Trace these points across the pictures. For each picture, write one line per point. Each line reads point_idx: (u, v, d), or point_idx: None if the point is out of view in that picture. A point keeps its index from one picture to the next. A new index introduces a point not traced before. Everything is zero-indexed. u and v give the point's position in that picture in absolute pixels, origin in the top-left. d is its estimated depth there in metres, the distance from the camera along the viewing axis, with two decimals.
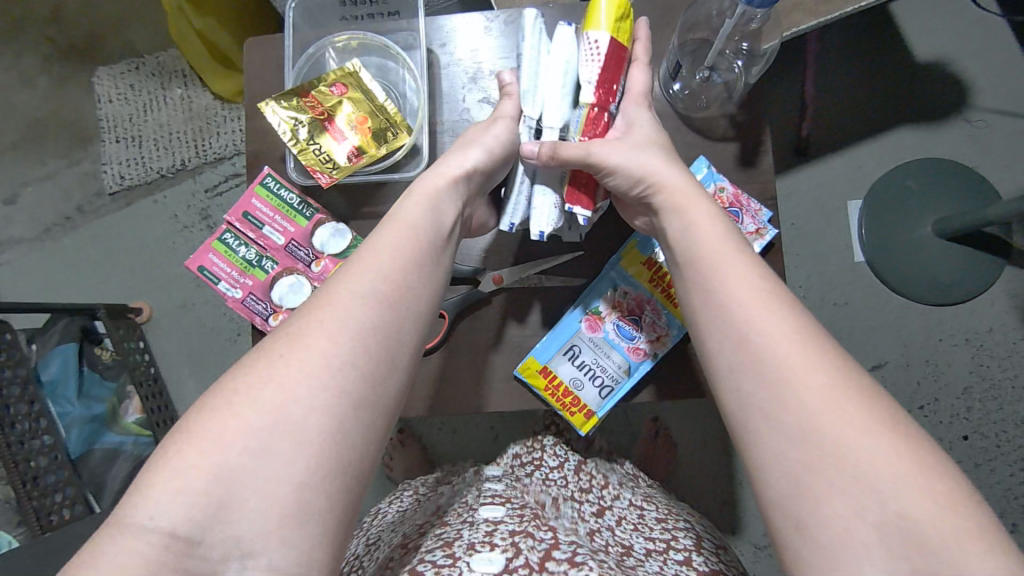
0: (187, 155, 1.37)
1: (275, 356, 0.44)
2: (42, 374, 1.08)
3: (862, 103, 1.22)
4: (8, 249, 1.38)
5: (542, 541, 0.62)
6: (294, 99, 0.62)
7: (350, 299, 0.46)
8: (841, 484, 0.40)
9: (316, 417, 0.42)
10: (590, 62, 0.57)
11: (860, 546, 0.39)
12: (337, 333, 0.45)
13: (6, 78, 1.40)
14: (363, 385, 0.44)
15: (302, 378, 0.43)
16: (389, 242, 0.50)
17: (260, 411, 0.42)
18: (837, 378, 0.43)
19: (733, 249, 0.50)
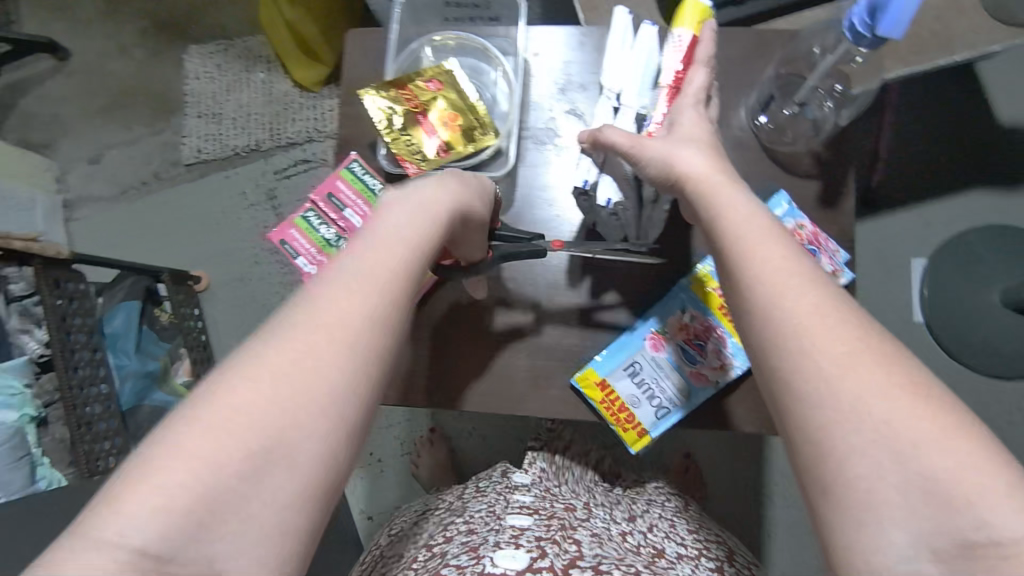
0: (262, 136, 1.42)
1: (263, 373, 0.37)
2: (105, 325, 1.12)
3: (937, 159, 1.19)
4: (85, 205, 1.45)
5: (567, 550, 0.60)
6: (391, 90, 0.65)
7: (351, 316, 0.40)
8: (860, 445, 0.36)
9: (309, 446, 0.36)
10: (670, 52, 0.61)
11: (884, 510, 0.35)
12: (343, 347, 0.39)
13: (106, 46, 1.49)
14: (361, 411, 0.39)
15: (294, 396, 0.37)
16: (390, 247, 0.44)
17: (247, 435, 0.35)
18: (857, 338, 0.39)
19: (761, 232, 0.46)
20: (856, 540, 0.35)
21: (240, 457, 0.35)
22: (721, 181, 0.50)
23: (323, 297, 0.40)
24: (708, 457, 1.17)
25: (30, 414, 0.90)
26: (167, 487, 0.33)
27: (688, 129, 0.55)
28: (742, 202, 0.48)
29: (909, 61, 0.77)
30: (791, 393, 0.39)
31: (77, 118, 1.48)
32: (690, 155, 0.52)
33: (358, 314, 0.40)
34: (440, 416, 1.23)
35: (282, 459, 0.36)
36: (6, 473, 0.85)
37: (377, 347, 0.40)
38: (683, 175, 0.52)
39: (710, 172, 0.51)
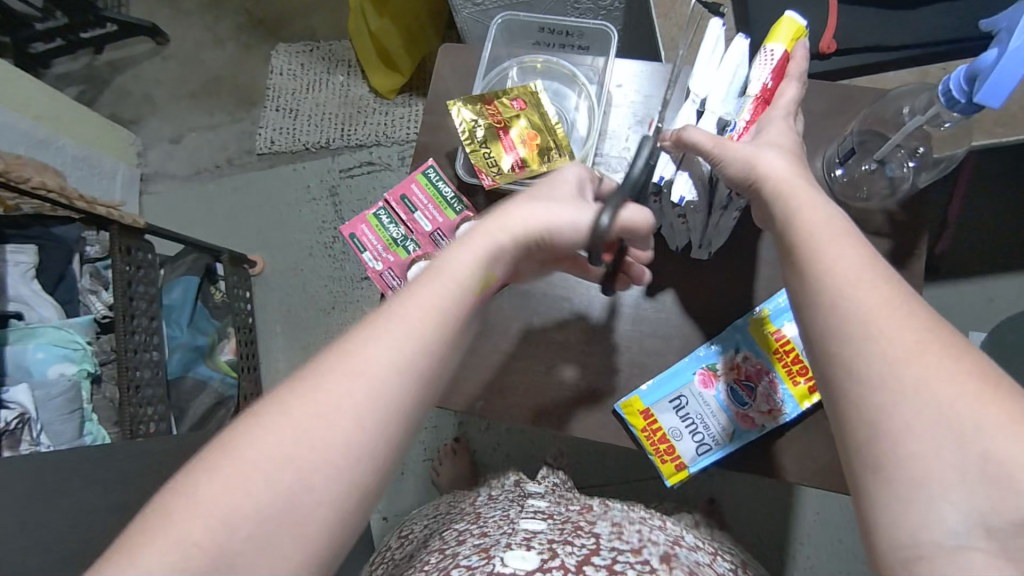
0: (333, 135, 1.47)
1: (300, 431, 0.40)
2: (166, 295, 1.18)
3: (1008, 235, 1.16)
4: (161, 181, 1.53)
5: (582, 546, 0.56)
6: (478, 104, 0.68)
7: (379, 367, 0.42)
8: (918, 425, 0.37)
9: (322, 509, 0.39)
10: (763, 64, 0.61)
11: (938, 486, 0.36)
12: (369, 398, 0.41)
13: (202, 36, 1.58)
14: (377, 474, 0.42)
15: (321, 446, 0.40)
16: (434, 301, 0.46)
17: (271, 492, 0.38)
18: (923, 323, 0.39)
19: (835, 231, 0.45)
20: (903, 516, 0.36)
21: (271, 500, 0.38)
22: (798, 182, 0.51)
23: (358, 344, 0.43)
24: (734, 508, 1.15)
25: (88, 370, 0.94)
26: (189, 532, 0.37)
27: (774, 135, 0.56)
28: (821, 204, 0.48)
29: (994, 132, 0.75)
30: (851, 373, 0.39)
31: (165, 99, 1.56)
32: (767, 159, 0.53)
33: (386, 362, 0.43)
34: (467, 427, 1.23)
35: (294, 521, 0.38)
36: (59, 423, 0.89)
37: (402, 398, 0.43)
38: (763, 174, 0.52)
39: (789, 175, 0.51)
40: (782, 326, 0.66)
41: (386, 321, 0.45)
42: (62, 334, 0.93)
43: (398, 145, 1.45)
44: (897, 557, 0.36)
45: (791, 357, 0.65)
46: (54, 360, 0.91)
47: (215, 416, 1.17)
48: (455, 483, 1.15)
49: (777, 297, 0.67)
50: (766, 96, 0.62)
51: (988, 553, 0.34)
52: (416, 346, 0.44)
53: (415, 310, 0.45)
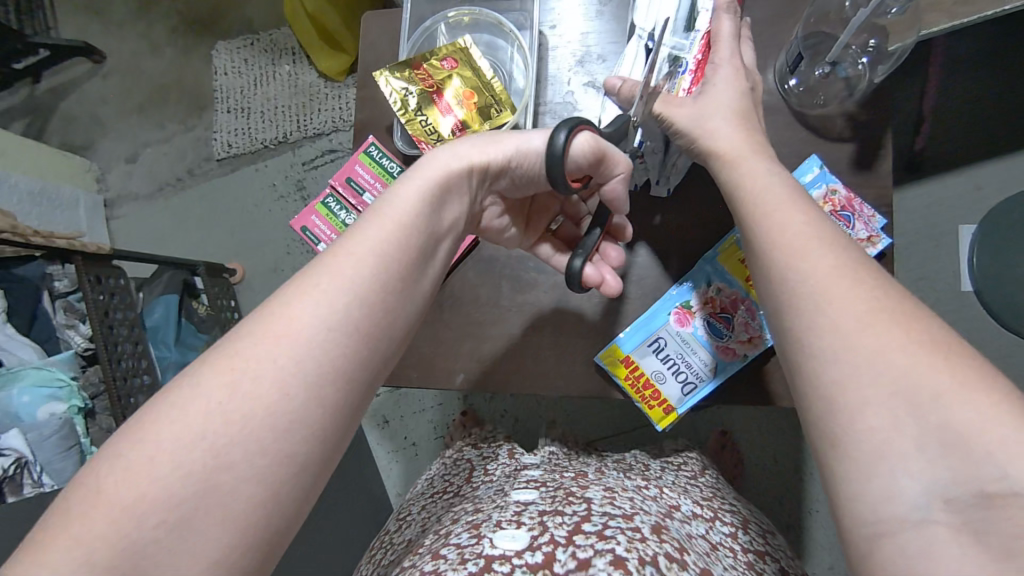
0: (290, 128, 1.43)
1: (212, 397, 0.37)
2: (146, 319, 1.15)
3: (989, 119, 1.12)
4: (125, 203, 1.50)
5: (573, 514, 0.57)
6: (407, 71, 0.65)
7: (309, 327, 0.40)
8: (871, 388, 0.36)
9: (249, 487, 0.36)
10: None
11: (897, 456, 0.34)
12: (295, 359, 0.39)
13: (139, 46, 1.52)
14: (311, 447, 0.38)
15: (240, 415, 0.37)
16: (369, 246, 0.44)
17: (185, 475, 0.35)
18: (869, 283, 0.40)
19: (782, 197, 0.47)
20: (864, 488, 0.35)
21: (184, 479, 0.35)
22: (742, 151, 0.52)
23: (284, 301, 0.40)
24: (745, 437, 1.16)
25: (77, 405, 0.94)
26: (85, 542, 0.33)
27: (721, 92, 0.56)
28: (765, 171, 0.49)
29: (956, 12, 0.71)
30: (805, 339, 0.40)
31: (115, 118, 1.52)
32: (708, 123, 0.54)
33: (312, 316, 0.40)
34: (471, 399, 1.23)
35: (217, 504, 0.35)
36: (58, 462, 0.89)
37: (338, 365, 0.40)
38: (708, 149, 0.53)
39: (738, 147, 0.52)
40: None
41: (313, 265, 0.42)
42: (44, 373, 0.91)
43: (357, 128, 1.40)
44: (861, 534, 0.35)
45: None
46: (41, 401, 0.90)
47: None
48: None
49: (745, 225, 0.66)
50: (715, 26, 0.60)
51: (950, 527, 0.33)
52: (349, 294, 0.41)
53: (347, 249, 0.43)
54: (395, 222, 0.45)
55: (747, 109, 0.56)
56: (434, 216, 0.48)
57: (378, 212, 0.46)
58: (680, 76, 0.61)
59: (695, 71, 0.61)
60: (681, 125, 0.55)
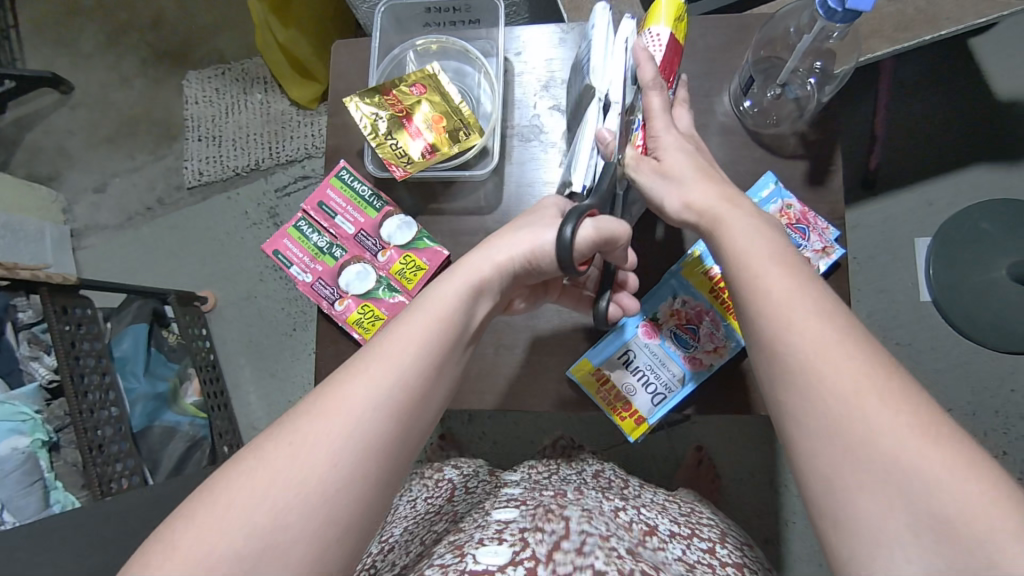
0: (262, 155, 1.43)
1: (274, 471, 0.41)
2: (114, 350, 1.13)
3: (935, 139, 1.18)
4: (93, 233, 1.48)
5: (552, 532, 0.56)
6: (376, 97, 0.67)
7: (361, 403, 0.44)
8: (841, 450, 0.39)
9: (301, 546, 0.39)
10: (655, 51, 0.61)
11: (865, 510, 0.38)
12: (345, 434, 0.42)
13: (108, 77, 1.52)
14: (355, 511, 0.42)
15: (298, 483, 0.40)
16: (412, 336, 0.48)
17: (249, 534, 0.39)
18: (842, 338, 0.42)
19: (764, 253, 0.48)
20: (866, 568, 0.37)
21: (248, 537, 0.39)
22: (717, 211, 0.53)
23: (337, 385, 0.44)
24: (721, 451, 1.17)
25: (42, 438, 0.92)
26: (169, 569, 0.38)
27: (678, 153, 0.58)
28: (745, 225, 0.51)
29: (896, 38, 0.76)
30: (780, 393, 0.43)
31: (82, 149, 1.50)
32: (679, 191, 0.55)
33: (364, 399, 0.44)
34: (449, 423, 1.23)
35: (275, 557, 0.39)
36: (21, 498, 0.86)
37: (385, 436, 0.44)
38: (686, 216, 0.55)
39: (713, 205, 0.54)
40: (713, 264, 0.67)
41: (363, 350, 0.47)
42: (7, 407, 0.90)
43: None
44: None
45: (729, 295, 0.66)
46: (4, 434, 0.88)
47: (191, 459, 1.14)
48: None
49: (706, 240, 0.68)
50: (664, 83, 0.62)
51: None
52: (394, 380, 0.45)
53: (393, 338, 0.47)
54: (434, 312, 0.50)
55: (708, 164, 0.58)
56: (467, 304, 0.53)
57: (419, 303, 0.51)
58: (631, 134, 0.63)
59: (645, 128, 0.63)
60: (652, 194, 0.58)
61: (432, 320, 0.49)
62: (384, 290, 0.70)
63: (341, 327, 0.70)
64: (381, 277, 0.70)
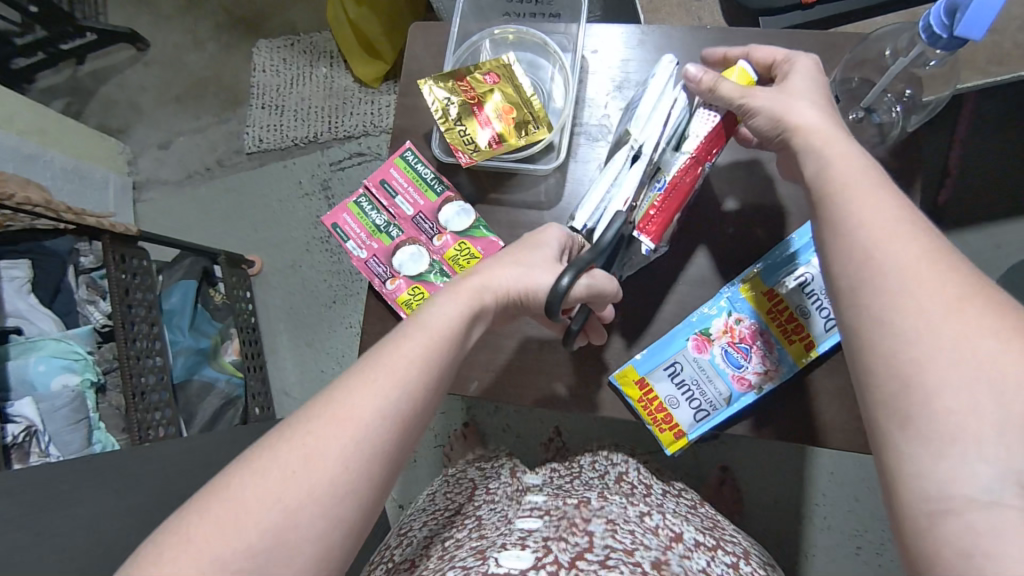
0: (321, 128, 1.46)
1: (285, 473, 0.43)
2: (164, 302, 1.17)
3: (1011, 180, 1.13)
4: (154, 188, 1.53)
5: (576, 543, 0.58)
6: (450, 81, 0.67)
7: (366, 415, 0.46)
8: (958, 380, 0.36)
9: (310, 544, 0.42)
10: (705, 122, 0.58)
11: (973, 442, 0.35)
12: (354, 442, 0.45)
13: (182, 38, 1.56)
14: (359, 513, 0.44)
15: (306, 488, 0.42)
16: (418, 353, 0.50)
17: (261, 530, 0.41)
18: (966, 289, 0.39)
19: (873, 180, 0.47)
20: None
21: (261, 534, 0.41)
22: (830, 136, 0.51)
23: (347, 394, 0.46)
24: (748, 472, 1.15)
25: (91, 379, 0.95)
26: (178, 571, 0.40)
27: (799, 80, 0.56)
28: (854, 154, 0.49)
29: (990, 72, 0.73)
30: (883, 332, 0.40)
31: (152, 106, 1.55)
32: (796, 104, 0.54)
33: (372, 408, 0.46)
34: (474, 411, 1.23)
35: (286, 552, 0.41)
36: (66, 434, 0.90)
37: (386, 445, 0.46)
38: (796, 126, 0.52)
39: (823, 130, 0.52)
40: (774, 284, 0.65)
41: (370, 361, 0.49)
42: (62, 345, 0.94)
43: (387, 134, 1.43)
44: None
45: (786, 317, 0.65)
46: (56, 372, 0.91)
47: (223, 417, 1.17)
48: None
49: (771, 258, 0.66)
50: (701, 156, 0.59)
51: None
52: (401, 393, 0.47)
53: (399, 353, 0.49)
54: (438, 329, 0.52)
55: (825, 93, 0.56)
56: (469, 324, 0.55)
57: (423, 317, 0.52)
58: (652, 192, 0.59)
59: (670, 191, 0.58)
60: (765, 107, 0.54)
61: (436, 339, 0.51)
62: (436, 274, 0.70)
63: (389, 305, 0.71)
64: (433, 261, 0.71)
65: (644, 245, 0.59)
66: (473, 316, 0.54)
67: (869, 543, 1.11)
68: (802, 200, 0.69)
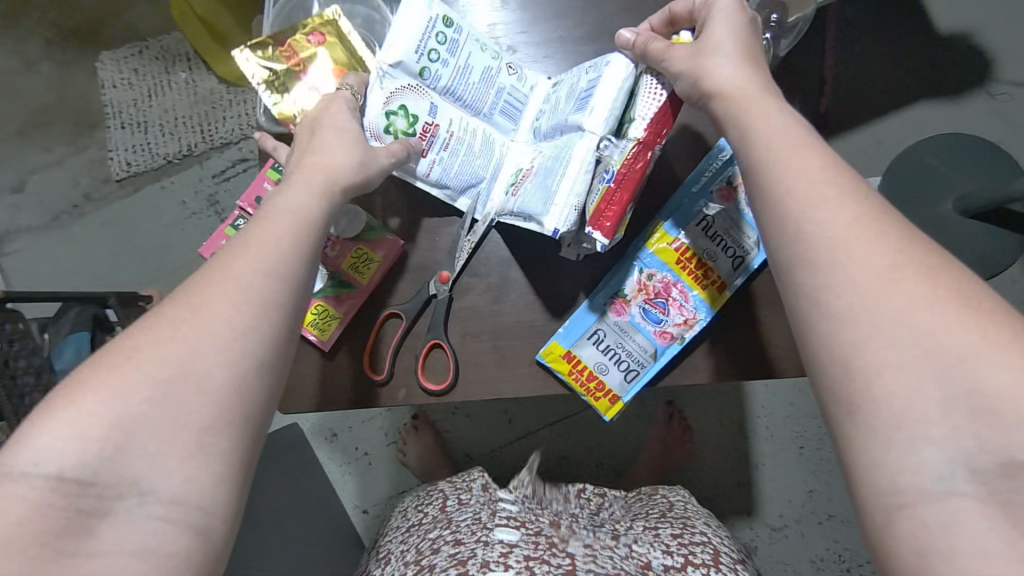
0: (194, 140, 1.34)
1: (174, 322, 0.41)
2: (55, 363, 1.04)
3: (885, 79, 1.19)
4: (17, 237, 1.37)
5: (559, 566, 0.62)
6: (270, 49, 0.64)
7: (249, 271, 0.43)
8: (897, 363, 0.37)
9: (216, 377, 0.40)
10: (651, 100, 0.56)
11: (917, 425, 0.36)
12: (241, 299, 0.42)
13: (10, 63, 1.37)
14: (263, 370, 0.42)
15: (194, 339, 0.40)
16: (275, 229, 0.46)
17: (157, 366, 0.39)
18: (876, 247, 0.39)
19: (796, 139, 0.45)
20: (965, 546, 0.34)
21: (156, 386, 0.39)
22: (752, 95, 0.49)
23: (223, 262, 0.43)
24: (692, 403, 1.19)
25: None
26: (77, 410, 0.37)
27: (722, 25, 0.53)
28: (779, 112, 0.47)
29: None
30: (819, 313, 0.40)
31: None
32: (717, 59, 0.51)
33: (255, 271, 0.43)
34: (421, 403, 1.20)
35: (183, 388, 0.39)
36: None
37: (274, 293, 0.43)
38: (714, 91, 0.50)
39: (744, 85, 0.50)
40: (680, 236, 0.65)
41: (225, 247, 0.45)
42: None
43: None
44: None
45: (694, 265, 0.65)
46: None
47: None
48: (424, 460, 1.14)
49: (672, 203, 0.66)
50: (651, 139, 0.56)
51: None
52: (281, 254, 0.45)
53: (254, 229, 0.46)
54: (296, 205, 0.49)
55: (753, 43, 0.53)
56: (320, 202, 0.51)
57: (274, 198, 0.49)
58: (603, 184, 0.56)
59: (620, 181, 0.55)
60: (686, 69, 0.52)
61: (298, 212, 0.48)
62: (335, 286, 0.69)
63: None
64: (329, 273, 0.69)
65: (600, 242, 0.56)
66: (328, 190, 0.51)
67: (810, 442, 1.18)
68: (694, 143, 0.69)
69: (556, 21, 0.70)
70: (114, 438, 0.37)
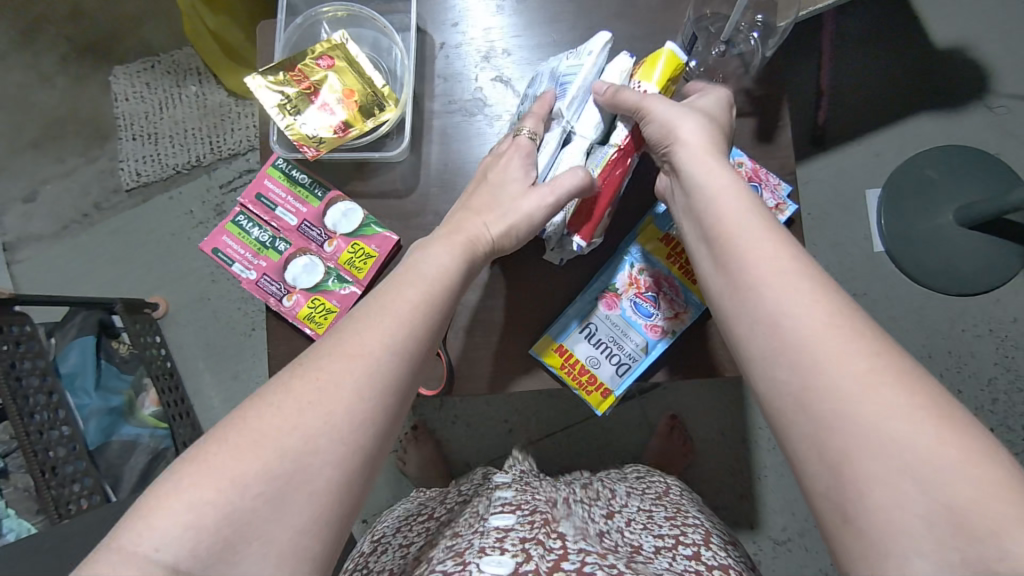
0: (202, 151, 1.37)
1: (304, 403, 0.43)
2: (60, 365, 1.07)
3: (881, 91, 1.20)
4: (27, 245, 1.40)
5: (552, 548, 0.60)
6: (282, 74, 0.68)
7: (377, 347, 0.46)
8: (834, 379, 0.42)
9: (327, 467, 0.42)
10: None
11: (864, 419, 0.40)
12: (369, 376, 0.45)
13: (25, 76, 1.41)
14: (377, 441, 0.45)
15: (327, 415, 0.43)
16: (399, 300, 0.50)
17: (283, 451, 0.42)
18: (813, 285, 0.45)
19: (749, 204, 0.52)
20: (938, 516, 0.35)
21: (272, 477, 0.41)
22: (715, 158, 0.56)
23: (353, 333, 0.47)
24: (692, 413, 1.19)
25: None
26: (202, 492, 0.40)
27: (705, 107, 0.61)
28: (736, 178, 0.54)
29: None
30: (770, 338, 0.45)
31: (8, 155, 1.41)
32: (692, 122, 0.58)
33: (384, 348, 0.47)
34: (420, 411, 1.20)
35: (304, 478, 0.42)
36: None
37: (394, 376, 0.46)
38: (683, 141, 0.57)
39: (708, 148, 0.56)
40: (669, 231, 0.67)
41: (345, 322, 0.48)
42: None
43: None
44: None
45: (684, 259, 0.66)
46: None
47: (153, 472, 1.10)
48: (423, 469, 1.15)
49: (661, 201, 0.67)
50: (631, 147, 0.63)
51: None
52: (407, 331, 0.48)
53: (383, 302, 0.49)
54: (424, 272, 0.53)
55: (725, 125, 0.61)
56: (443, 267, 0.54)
57: (410, 266, 0.54)
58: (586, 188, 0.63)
59: (603, 187, 0.62)
60: (665, 119, 0.58)
61: (422, 282, 0.52)
62: (334, 281, 0.71)
63: (291, 323, 0.71)
64: (329, 269, 0.71)
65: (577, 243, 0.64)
66: (467, 251, 0.56)
67: None
68: None
69: (549, 26, 0.73)
70: (224, 532, 0.40)
